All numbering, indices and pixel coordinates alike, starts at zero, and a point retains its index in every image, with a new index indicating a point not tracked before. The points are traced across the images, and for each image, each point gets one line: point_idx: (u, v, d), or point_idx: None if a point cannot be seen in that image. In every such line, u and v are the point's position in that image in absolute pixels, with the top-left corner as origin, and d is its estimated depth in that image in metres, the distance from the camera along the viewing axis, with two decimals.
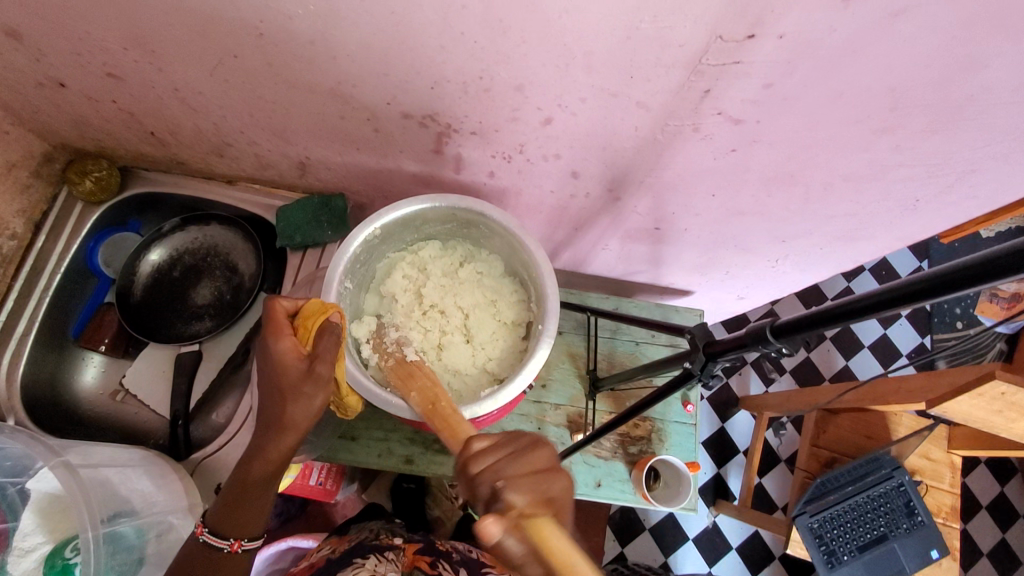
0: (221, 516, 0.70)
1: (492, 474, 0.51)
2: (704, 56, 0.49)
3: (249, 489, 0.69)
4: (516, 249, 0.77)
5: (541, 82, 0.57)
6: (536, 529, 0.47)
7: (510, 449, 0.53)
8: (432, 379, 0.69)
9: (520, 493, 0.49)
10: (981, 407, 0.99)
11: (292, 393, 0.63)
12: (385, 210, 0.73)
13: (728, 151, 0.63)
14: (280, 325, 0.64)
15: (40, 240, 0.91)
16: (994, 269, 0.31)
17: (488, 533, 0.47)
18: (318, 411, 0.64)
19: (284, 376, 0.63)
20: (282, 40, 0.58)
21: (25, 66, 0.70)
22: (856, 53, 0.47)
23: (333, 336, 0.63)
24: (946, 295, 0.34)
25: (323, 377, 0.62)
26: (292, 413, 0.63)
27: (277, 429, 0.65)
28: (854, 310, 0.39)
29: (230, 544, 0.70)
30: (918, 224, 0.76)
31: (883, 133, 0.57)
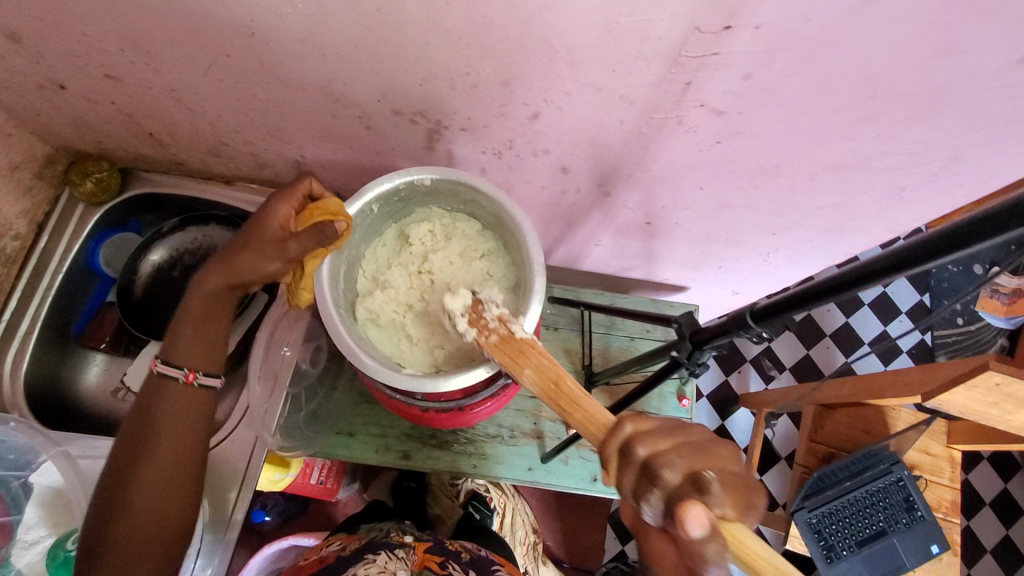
0: (179, 347, 0.67)
1: (681, 460, 0.47)
2: (683, 48, 0.51)
3: (201, 321, 0.67)
4: (523, 260, 0.70)
5: (526, 77, 0.58)
6: (729, 530, 0.45)
7: (687, 438, 0.49)
8: (555, 364, 0.59)
9: (726, 492, 0.45)
10: (977, 399, 0.99)
11: (256, 243, 0.63)
12: (421, 170, 0.68)
13: (712, 143, 0.64)
14: (291, 194, 0.65)
15: (43, 241, 0.94)
16: (952, 242, 0.32)
17: (691, 524, 0.43)
18: (264, 277, 0.65)
19: (261, 231, 0.64)
20: (273, 38, 0.59)
21: (26, 69, 0.72)
22: (830, 42, 0.48)
23: (321, 238, 0.62)
24: (910, 269, 0.35)
25: (287, 253, 0.62)
26: (246, 258, 0.64)
27: (224, 267, 0.65)
28: (829, 288, 0.40)
29: (182, 375, 0.66)
30: (905, 215, 0.77)
31: (865, 123, 0.58)
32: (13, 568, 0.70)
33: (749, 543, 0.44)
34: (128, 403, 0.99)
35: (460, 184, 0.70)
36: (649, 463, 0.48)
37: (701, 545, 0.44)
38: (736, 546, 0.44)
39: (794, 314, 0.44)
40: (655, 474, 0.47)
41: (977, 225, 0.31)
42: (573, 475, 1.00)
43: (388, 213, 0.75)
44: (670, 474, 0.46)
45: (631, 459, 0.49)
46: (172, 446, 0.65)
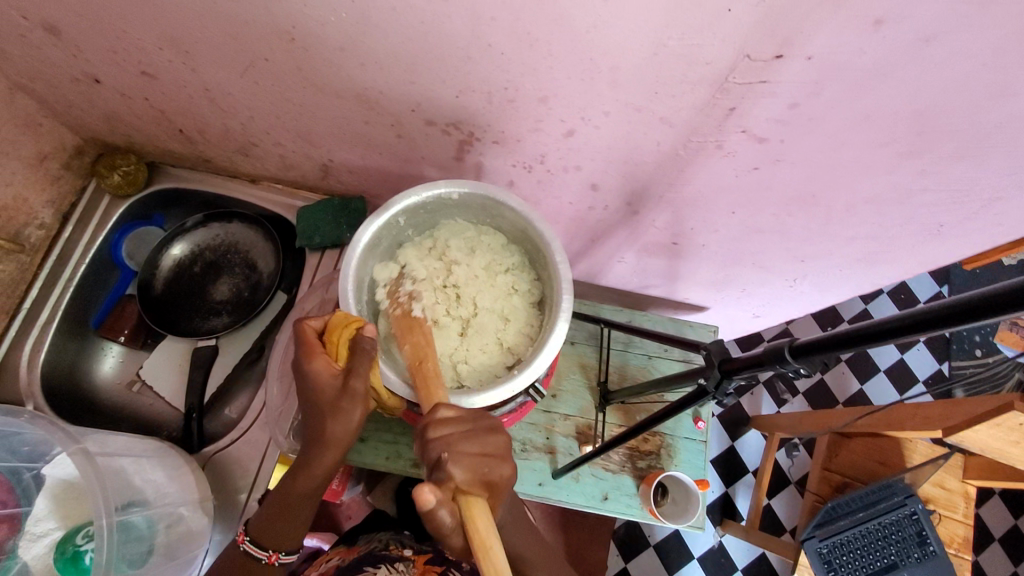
0: (264, 530, 0.72)
1: (463, 456, 0.55)
2: (730, 75, 0.50)
3: (287, 503, 0.70)
4: (552, 279, 0.69)
5: (564, 94, 0.58)
6: (468, 508, 0.54)
7: (470, 428, 0.57)
8: (429, 346, 0.64)
9: (461, 469, 0.54)
10: (999, 437, 0.97)
11: (329, 412, 0.61)
12: (445, 184, 0.67)
13: (750, 169, 0.63)
14: (311, 343, 0.62)
15: (68, 230, 0.94)
16: (1021, 299, 0.31)
17: (423, 501, 0.51)
18: (356, 428, 0.63)
19: (321, 395, 0.61)
20: (312, 45, 0.59)
21: (63, 62, 0.72)
22: (883, 76, 0.47)
23: (365, 351, 0.59)
24: (974, 322, 0.33)
25: (358, 392, 0.60)
26: (332, 429, 0.62)
27: (318, 445, 0.65)
28: (876, 334, 0.38)
29: (268, 555, 0.72)
30: (940, 250, 0.75)
31: (909, 157, 0.57)
32: (19, 561, 0.70)
33: (478, 519, 0.53)
34: (142, 396, 0.99)
35: (486, 199, 0.69)
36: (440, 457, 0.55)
37: (436, 516, 0.52)
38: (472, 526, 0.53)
39: (839, 353, 0.43)
40: (443, 469, 0.54)
41: None
42: (584, 493, 0.99)
43: (411, 225, 0.73)
44: (456, 470, 0.54)
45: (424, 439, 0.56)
46: (280, 537, 0.72)
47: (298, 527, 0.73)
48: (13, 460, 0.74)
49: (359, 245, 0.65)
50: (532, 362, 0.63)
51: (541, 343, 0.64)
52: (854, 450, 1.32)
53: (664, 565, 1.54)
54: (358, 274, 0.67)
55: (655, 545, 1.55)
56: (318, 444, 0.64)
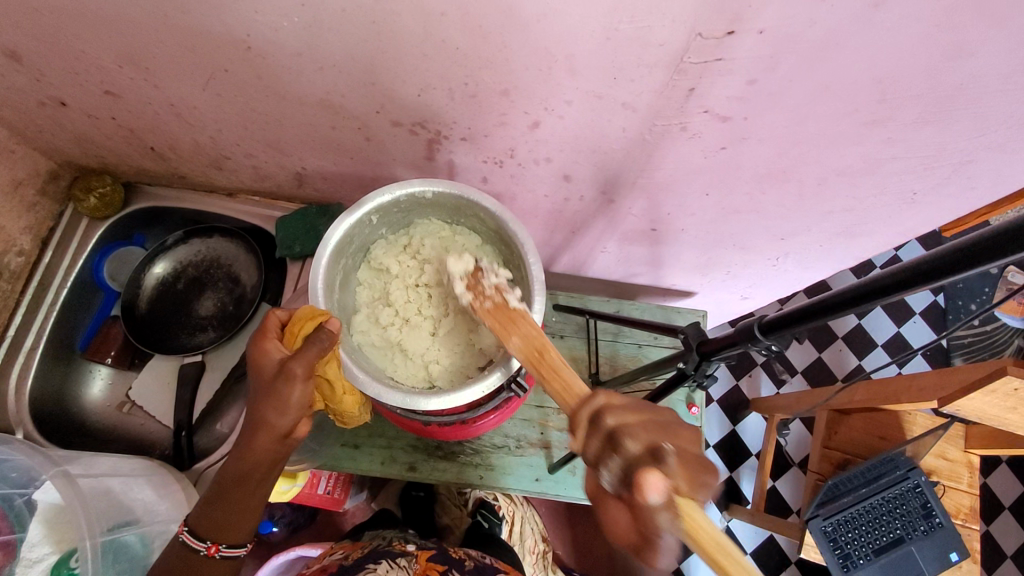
0: (207, 520, 0.67)
1: (643, 434, 0.46)
2: (685, 54, 0.49)
3: (230, 490, 0.66)
4: (523, 277, 0.69)
5: (525, 85, 0.57)
6: (684, 507, 0.44)
7: (652, 415, 0.48)
8: (540, 334, 0.60)
9: (677, 461, 0.45)
10: (994, 403, 0.97)
11: (267, 393, 0.60)
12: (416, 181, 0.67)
13: (718, 149, 0.63)
14: (268, 330, 0.63)
15: (48, 255, 0.94)
16: (971, 256, 0.31)
17: (649, 488, 0.43)
18: (293, 414, 0.61)
19: (262, 376, 0.61)
20: (269, 52, 0.59)
21: (27, 87, 0.72)
22: (836, 46, 0.46)
23: (318, 344, 0.59)
24: (926, 285, 0.34)
25: (296, 375, 0.59)
26: (267, 411, 0.60)
27: (251, 428, 0.62)
28: (842, 302, 0.39)
29: (206, 547, 0.68)
30: (919, 218, 0.75)
31: (874, 126, 0.56)
32: None
33: (699, 519, 0.44)
34: (134, 417, 0.99)
35: (458, 198, 0.69)
36: (615, 432, 0.47)
37: (649, 512, 0.44)
38: (688, 524, 0.44)
39: (804, 328, 0.43)
40: (618, 443, 0.46)
41: (998, 238, 0.30)
42: (581, 486, 0.99)
43: (385, 223, 0.73)
44: (632, 447, 0.45)
45: (596, 425, 0.48)
46: (222, 524, 0.68)
47: (237, 522, 0.68)
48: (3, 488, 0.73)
49: (330, 244, 0.65)
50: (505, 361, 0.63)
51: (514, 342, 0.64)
52: (853, 426, 1.32)
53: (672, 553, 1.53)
54: (330, 274, 0.67)
55: None
56: (251, 426, 0.62)
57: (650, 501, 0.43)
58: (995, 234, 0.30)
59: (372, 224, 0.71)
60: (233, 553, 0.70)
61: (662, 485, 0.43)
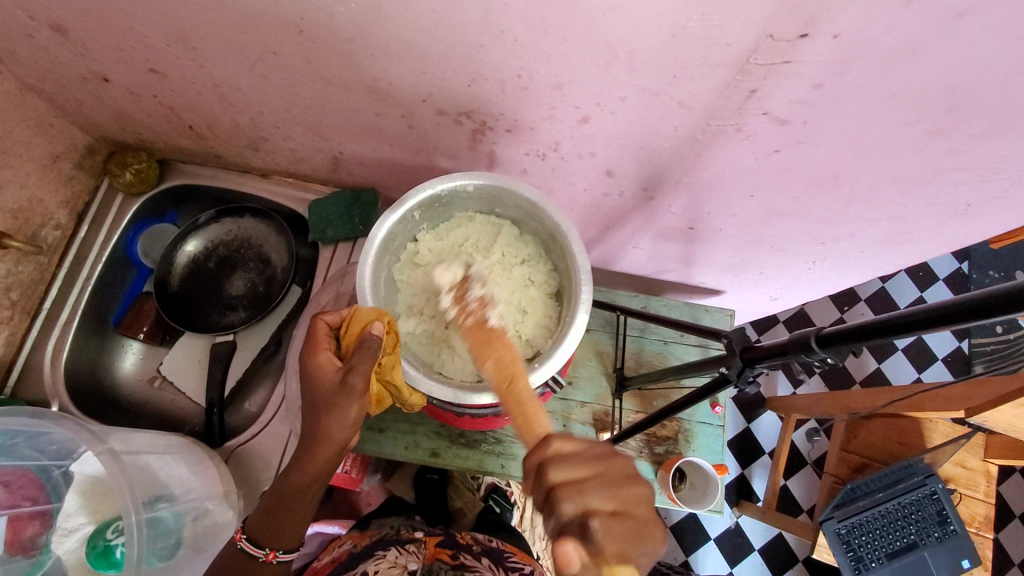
0: (264, 524, 0.69)
1: (575, 494, 0.44)
2: (752, 55, 0.48)
3: (288, 497, 0.68)
4: (569, 269, 0.69)
5: (579, 80, 0.56)
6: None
7: (597, 466, 0.46)
8: (515, 362, 0.59)
9: (610, 536, 0.43)
10: (1022, 416, 0.96)
11: (328, 410, 0.62)
12: (456, 175, 0.66)
13: (770, 151, 0.62)
14: (319, 339, 0.64)
15: (83, 230, 0.95)
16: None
17: (565, 561, 0.42)
18: (353, 427, 0.63)
19: (320, 390, 0.62)
20: (320, 37, 0.58)
21: (71, 61, 0.72)
22: (912, 54, 0.45)
23: (370, 351, 0.60)
24: (988, 316, 0.34)
25: (356, 389, 0.61)
26: (328, 427, 0.63)
27: (312, 442, 0.64)
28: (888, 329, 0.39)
29: (264, 553, 0.69)
30: (967, 229, 0.73)
31: (938, 136, 0.55)
32: (53, 555, 0.72)
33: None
34: (164, 392, 1.01)
35: (501, 191, 0.68)
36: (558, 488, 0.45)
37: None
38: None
39: (860, 344, 0.42)
40: (552, 504, 0.45)
41: None
42: None
43: (426, 218, 0.73)
44: (596, 521, 0.43)
45: (541, 479, 0.46)
46: (277, 527, 0.69)
47: (294, 525, 0.70)
48: (43, 458, 0.74)
49: (376, 240, 0.65)
50: (548, 362, 0.63)
51: (560, 338, 0.64)
52: (873, 431, 1.30)
53: (680, 546, 1.54)
54: (376, 270, 0.67)
55: (671, 527, 1.55)
56: (313, 439, 0.64)
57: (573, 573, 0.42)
58: None
59: (415, 219, 0.71)
60: (287, 558, 0.71)
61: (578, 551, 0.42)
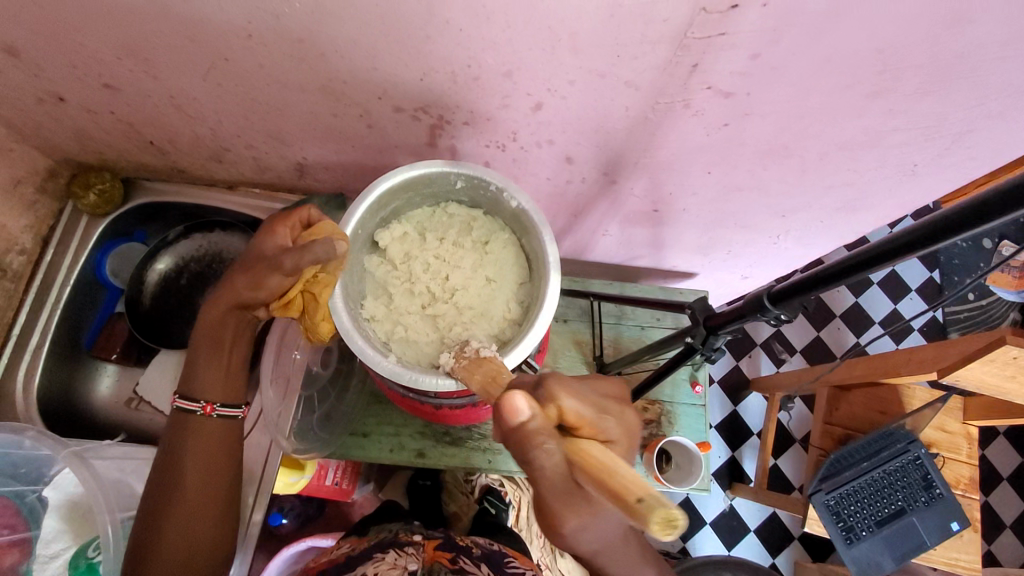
0: (196, 376, 0.71)
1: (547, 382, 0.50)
2: (689, 29, 0.49)
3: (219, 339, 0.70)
4: (539, 265, 0.70)
5: (528, 66, 0.57)
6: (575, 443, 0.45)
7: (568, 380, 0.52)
8: (501, 367, 0.61)
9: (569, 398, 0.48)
10: (996, 373, 0.97)
11: (255, 266, 0.64)
12: (480, 171, 0.68)
13: (720, 126, 0.63)
14: (286, 218, 0.65)
15: (49, 254, 0.94)
16: (951, 227, 0.33)
17: (515, 408, 0.44)
18: (264, 295, 0.64)
19: (261, 251, 0.65)
20: (271, 40, 0.58)
21: (25, 82, 0.72)
22: (840, 16, 0.47)
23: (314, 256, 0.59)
24: (885, 264, 0.37)
25: (278, 266, 0.61)
26: (244, 281, 0.64)
27: (229, 294, 0.67)
28: (833, 277, 0.40)
29: (201, 407, 0.70)
30: (918, 190, 0.76)
31: (874, 99, 0.57)
32: None
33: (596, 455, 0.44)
34: (141, 412, 0.99)
35: (503, 195, 0.69)
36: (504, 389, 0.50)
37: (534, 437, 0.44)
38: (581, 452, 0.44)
39: (812, 296, 0.44)
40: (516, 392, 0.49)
41: (962, 213, 0.32)
42: None
43: (468, 196, 0.75)
44: (566, 399, 0.47)
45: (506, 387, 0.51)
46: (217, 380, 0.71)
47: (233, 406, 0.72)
48: (17, 484, 0.74)
49: (403, 175, 0.67)
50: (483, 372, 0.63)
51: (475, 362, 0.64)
52: (854, 402, 1.34)
53: (677, 533, 1.55)
54: (388, 193, 0.69)
55: None
56: (229, 291, 0.67)
57: (523, 420, 0.44)
58: (960, 211, 0.32)
59: (454, 188, 0.72)
60: (226, 416, 0.71)
61: (533, 401, 0.45)
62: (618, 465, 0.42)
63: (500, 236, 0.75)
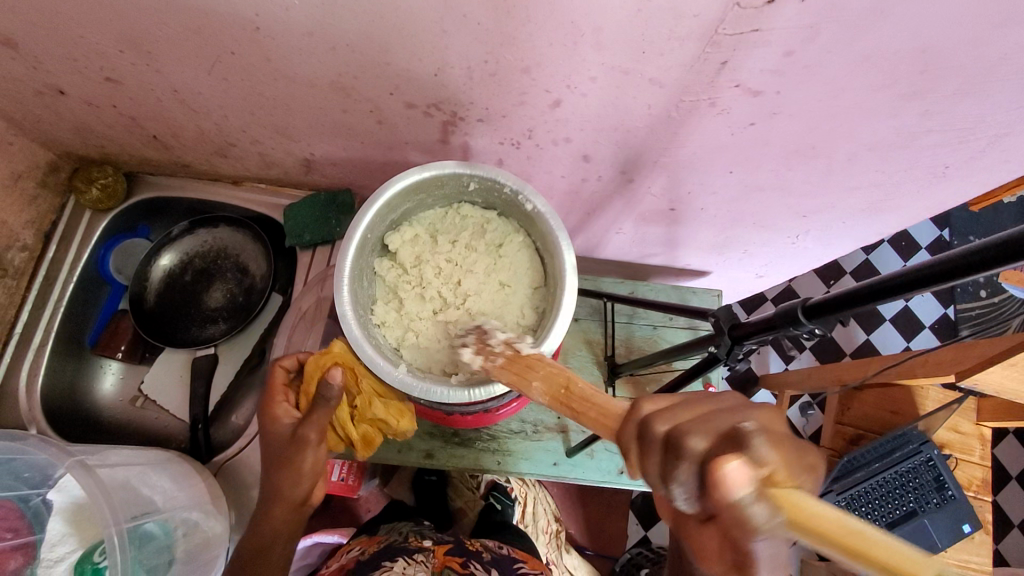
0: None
1: (703, 424, 0.39)
2: (721, 26, 0.47)
3: (266, 543, 0.68)
4: (554, 270, 0.68)
5: (548, 63, 0.55)
6: (783, 495, 0.33)
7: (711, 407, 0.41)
8: (564, 372, 0.58)
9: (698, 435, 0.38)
10: (1014, 377, 0.96)
11: (281, 461, 0.65)
12: (493, 169, 0.65)
13: (746, 125, 0.61)
14: (275, 390, 0.67)
15: (52, 250, 0.92)
16: (1013, 252, 0.31)
17: (726, 475, 0.34)
18: (308, 480, 0.66)
19: (276, 438, 0.65)
20: (280, 34, 0.56)
21: (24, 75, 0.69)
22: (882, 13, 0.44)
23: (323, 408, 0.62)
24: (935, 287, 0.35)
25: (306, 440, 0.63)
26: (281, 478, 0.65)
27: (269, 496, 0.67)
28: (875, 295, 0.39)
29: None
30: (946, 192, 0.73)
31: (910, 99, 0.54)
32: None
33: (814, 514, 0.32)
34: (147, 410, 0.99)
35: (518, 195, 0.67)
36: (673, 438, 0.40)
37: (742, 507, 0.34)
38: (794, 514, 0.32)
39: (849, 314, 0.42)
40: (678, 444, 0.39)
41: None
42: (600, 468, 0.98)
43: (481, 197, 0.72)
44: (765, 449, 0.35)
45: (653, 432, 0.41)
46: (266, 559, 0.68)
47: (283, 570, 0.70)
48: (21, 488, 0.73)
49: (413, 178, 0.65)
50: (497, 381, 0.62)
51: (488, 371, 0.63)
52: (867, 402, 1.31)
53: None
54: (398, 196, 0.67)
55: None
56: (268, 491, 0.67)
57: (738, 497, 0.34)
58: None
59: (467, 189, 0.70)
60: None
61: (744, 467, 0.34)
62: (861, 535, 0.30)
63: (514, 239, 0.72)
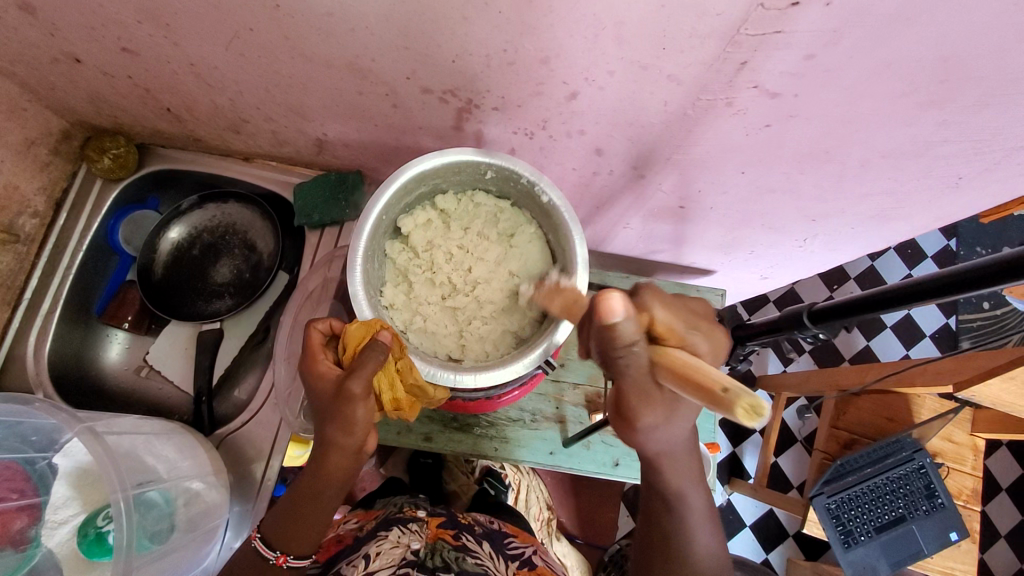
0: (278, 526, 0.68)
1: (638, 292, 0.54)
2: (743, 25, 0.47)
3: (303, 504, 0.66)
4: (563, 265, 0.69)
5: (568, 54, 0.55)
6: (664, 351, 0.48)
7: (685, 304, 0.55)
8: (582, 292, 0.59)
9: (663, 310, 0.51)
10: (1011, 390, 0.96)
11: (330, 415, 0.61)
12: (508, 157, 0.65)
13: (762, 126, 0.61)
14: (314, 351, 0.65)
15: (62, 218, 0.93)
16: (997, 275, 0.37)
17: (614, 306, 0.47)
18: (359, 433, 0.62)
19: (323, 395, 0.62)
20: (300, 12, 0.56)
21: (42, 41, 0.69)
22: (908, 19, 0.44)
23: (376, 355, 0.59)
24: (938, 299, 0.41)
25: (354, 394, 0.59)
26: (331, 432, 0.62)
27: (320, 452, 0.64)
28: (882, 303, 0.45)
29: (276, 557, 0.67)
30: (957, 203, 0.73)
31: (929, 108, 0.54)
32: (42, 548, 0.71)
33: (680, 359, 0.47)
34: (152, 380, 1.00)
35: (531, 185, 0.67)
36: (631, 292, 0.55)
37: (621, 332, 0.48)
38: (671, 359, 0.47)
39: (858, 318, 0.48)
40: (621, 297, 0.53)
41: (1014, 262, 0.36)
42: (595, 460, 0.99)
43: (496, 185, 0.72)
44: (659, 310, 0.51)
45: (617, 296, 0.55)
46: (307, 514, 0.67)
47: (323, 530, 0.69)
48: (28, 450, 0.74)
49: (430, 165, 0.65)
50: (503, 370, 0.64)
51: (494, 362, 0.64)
52: (862, 407, 1.33)
53: None
54: (414, 181, 0.67)
55: None
56: (320, 446, 0.64)
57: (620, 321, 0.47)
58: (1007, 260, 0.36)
59: (483, 177, 0.70)
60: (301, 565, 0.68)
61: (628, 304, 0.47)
62: (707, 374, 0.44)
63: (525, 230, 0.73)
